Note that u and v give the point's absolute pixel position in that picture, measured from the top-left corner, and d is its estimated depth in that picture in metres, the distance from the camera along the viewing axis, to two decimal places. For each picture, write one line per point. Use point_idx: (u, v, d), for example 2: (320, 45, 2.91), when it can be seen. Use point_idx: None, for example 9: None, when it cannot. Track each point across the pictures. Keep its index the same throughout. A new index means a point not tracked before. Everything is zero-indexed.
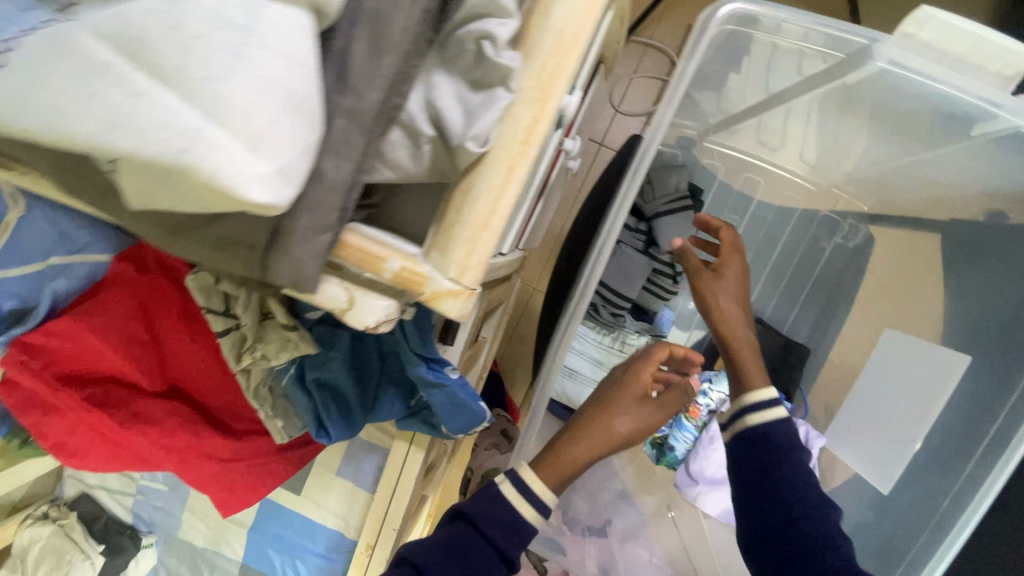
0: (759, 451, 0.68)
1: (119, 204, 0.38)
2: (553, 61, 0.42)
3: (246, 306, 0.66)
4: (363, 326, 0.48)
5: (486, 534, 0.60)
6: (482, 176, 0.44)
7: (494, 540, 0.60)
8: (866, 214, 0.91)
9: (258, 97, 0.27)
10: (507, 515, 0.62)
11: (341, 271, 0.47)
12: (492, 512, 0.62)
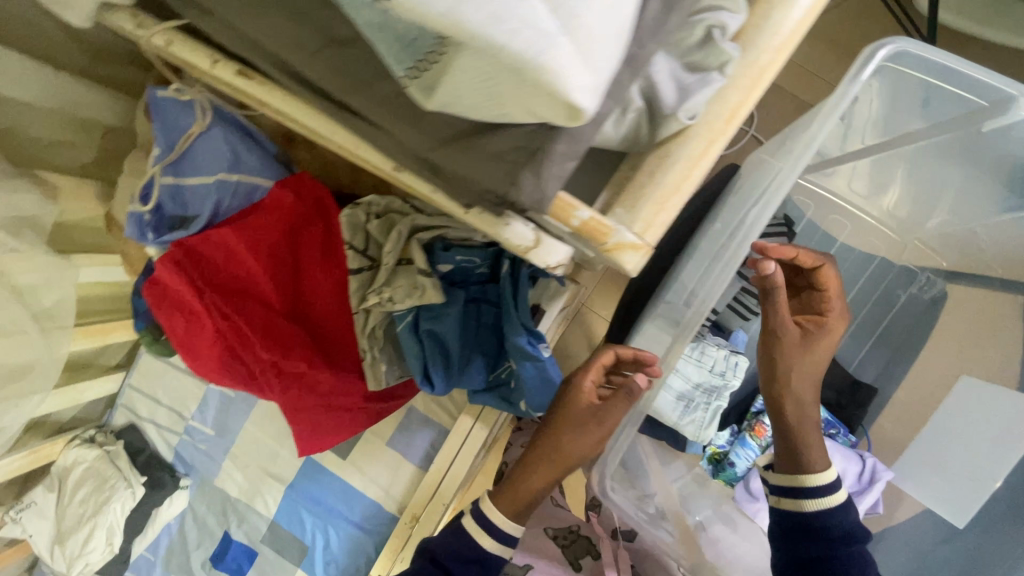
0: (808, 537, 0.72)
1: (389, 111, 0.43)
2: (765, 57, 0.48)
3: (390, 247, 0.71)
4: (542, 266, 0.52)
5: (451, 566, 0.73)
6: (683, 145, 0.49)
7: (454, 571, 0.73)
8: (944, 270, 0.96)
9: (607, 21, 0.33)
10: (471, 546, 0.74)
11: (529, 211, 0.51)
12: (455, 547, 0.74)
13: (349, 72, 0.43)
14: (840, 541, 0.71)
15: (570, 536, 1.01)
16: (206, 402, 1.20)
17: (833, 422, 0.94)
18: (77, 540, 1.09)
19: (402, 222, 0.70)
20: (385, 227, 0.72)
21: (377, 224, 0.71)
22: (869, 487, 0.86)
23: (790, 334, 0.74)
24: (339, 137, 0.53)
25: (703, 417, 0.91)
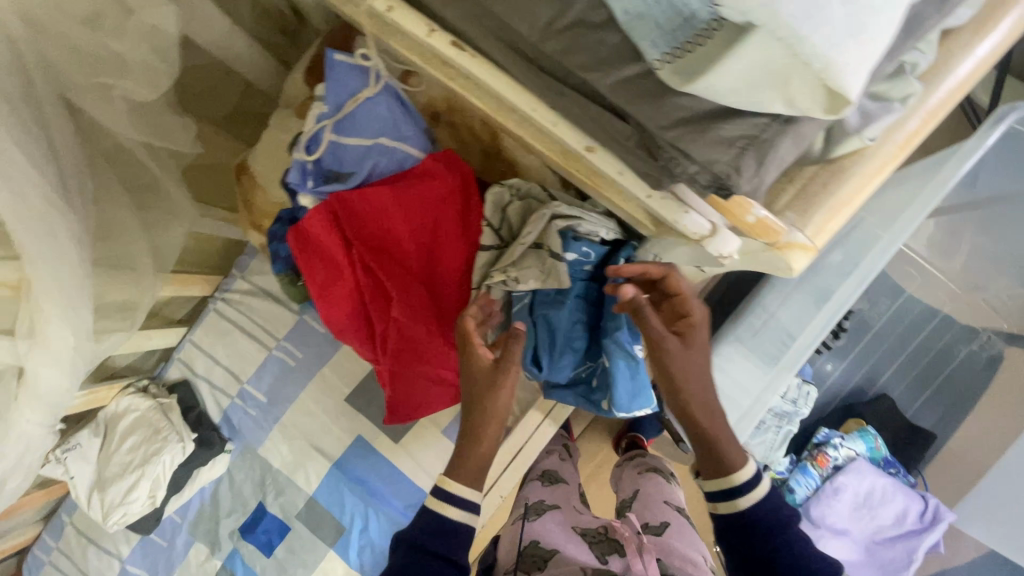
0: (751, 535, 0.64)
1: (628, 90, 0.47)
2: (942, 98, 0.54)
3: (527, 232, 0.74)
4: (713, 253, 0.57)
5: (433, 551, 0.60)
6: (860, 163, 0.54)
7: (436, 550, 0.61)
8: (1003, 332, 1.01)
9: (885, 35, 0.38)
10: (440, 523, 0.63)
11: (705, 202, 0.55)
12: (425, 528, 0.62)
13: (593, 53, 0.48)
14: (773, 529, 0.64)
15: (597, 537, 0.82)
16: (263, 368, 1.20)
17: (893, 461, 0.97)
18: (118, 488, 1.07)
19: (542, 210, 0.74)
20: (525, 213, 0.76)
21: (521, 209, 0.75)
22: (932, 526, 0.89)
23: (671, 346, 0.65)
24: (538, 113, 0.57)
25: (773, 440, 0.94)
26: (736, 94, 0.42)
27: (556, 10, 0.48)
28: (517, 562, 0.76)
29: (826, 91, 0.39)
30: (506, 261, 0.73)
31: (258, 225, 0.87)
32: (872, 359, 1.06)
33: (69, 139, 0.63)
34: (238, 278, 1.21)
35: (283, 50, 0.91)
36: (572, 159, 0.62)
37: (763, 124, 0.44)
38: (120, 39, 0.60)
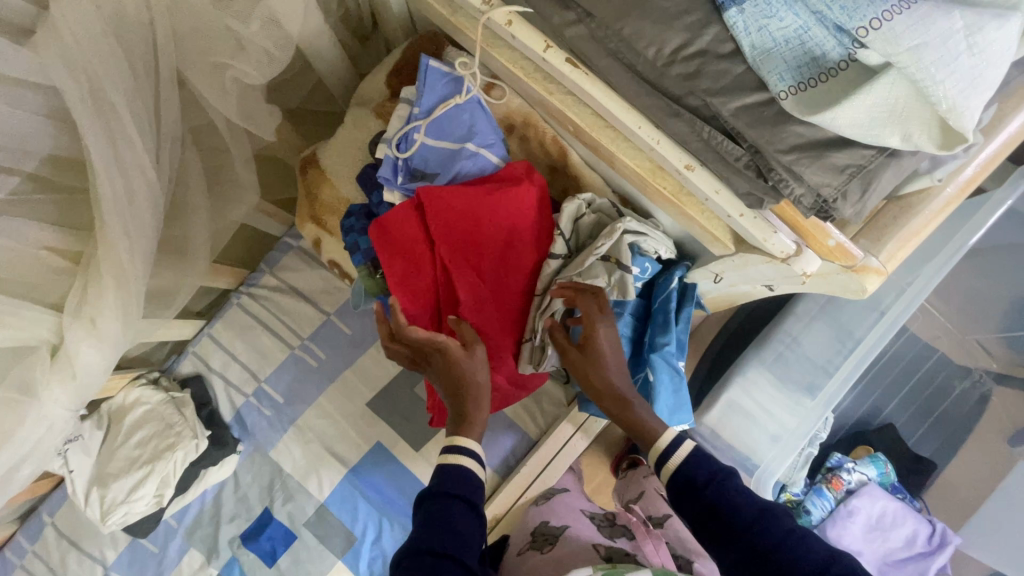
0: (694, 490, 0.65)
1: (748, 116, 0.52)
2: (995, 150, 0.61)
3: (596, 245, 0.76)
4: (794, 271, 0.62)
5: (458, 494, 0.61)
6: (930, 200, 0.61)
7: (465, 498, 0.61)
8: (994, 372, 1.10)
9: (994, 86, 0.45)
10: (462, 474, 0.63)
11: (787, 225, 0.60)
12: (453, 477, 0.63)
13: (718, 79, 0.53)
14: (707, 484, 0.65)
15: (605, 521, 0.87)
16: (283, 367, 1.17)
17: (900, 487, 1.04)
18: (122, 486, 1.02)
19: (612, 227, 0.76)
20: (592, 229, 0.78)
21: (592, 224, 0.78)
22: (940, 548, 0.95)
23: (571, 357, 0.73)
24: (643, 131, 0.61)
25: (796, 461, 0.99)
26: (857, 127, 0.47)
27: (686, 38, 0.54)
28: (533, 539, 0.82)
29: (942, 129, 0.45)
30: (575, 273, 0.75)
31: (318, 218, 0.87)
32: (877, 391, 1.14)
33: (174, 113, 0.63)
34: (265, 272, 1.19)
35: (355, 52, 0.94)
36: (661, 176, 0.67)
37: (872, 156, 0.50)
38: (244, 22, 0.61)
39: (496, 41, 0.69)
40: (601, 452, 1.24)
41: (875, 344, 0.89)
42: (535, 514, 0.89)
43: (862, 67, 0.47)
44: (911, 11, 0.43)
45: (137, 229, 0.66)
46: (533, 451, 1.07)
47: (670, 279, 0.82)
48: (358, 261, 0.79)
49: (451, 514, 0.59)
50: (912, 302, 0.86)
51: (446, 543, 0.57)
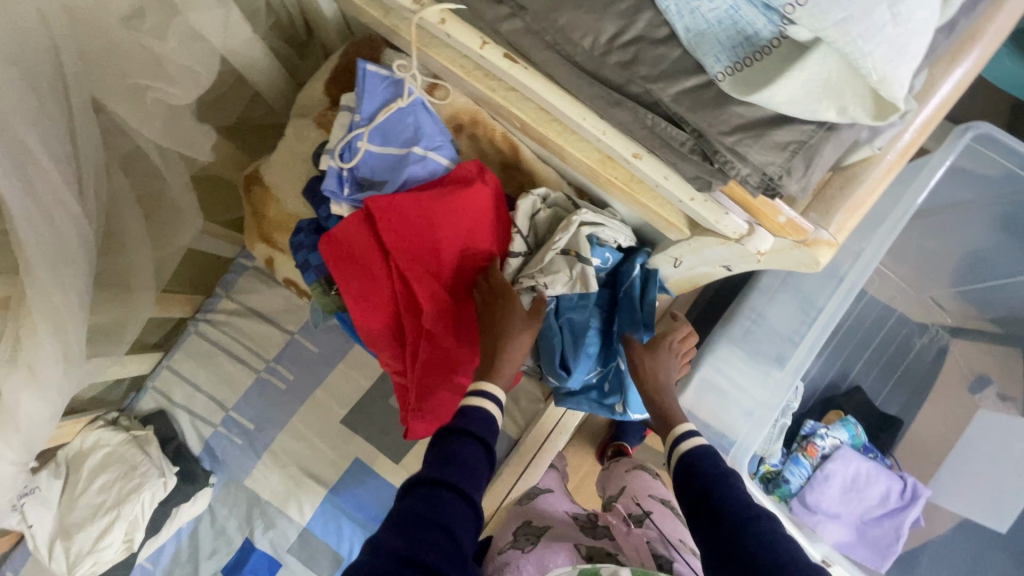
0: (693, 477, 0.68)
1: (689, 100, 0.52)
2: (928, 115, 0.63)
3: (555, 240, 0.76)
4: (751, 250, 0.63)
5: (474, 433, 0.64)
6: (873, 169, 0.62)
7: (477, 436, 0.64)
8: (949, 326, 1.14)
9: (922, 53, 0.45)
10: (480, 413, 0.67)
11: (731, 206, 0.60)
12: (470, 416, 0.66)
13: (656, 65, 0.53)
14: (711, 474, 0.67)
15: (589, 521, 0.87)
16: (251, 392, 1.13)
17: (871, 447, 1.07)
18: (88, 535, 0.97)
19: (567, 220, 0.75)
20: (549, 223, 0.78)
21: (549, 219, 0.78)
22: (912, 502, 0.98)
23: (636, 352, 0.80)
24: (589, 122, 0.61)
25: (771, 433, 1.01)
26: (794, 103, 0.47)
27: (621, 25, 0.53)
28: (514, 538, 0.81)
29: (875, 100, 0.46)
30: (535, 270, 0.76)
31: (268, 237, 0.84)
32: (843, 355, 1.17)
33: (93, 140, 0.59)
34: (222, 296, 1.15)
35: (292, 62, 0.91)
36: (611, 165, 0.66)
37: (812, 131, 0.50)
38: (161, 39, 0.58)
39: (433, 41, 0.68)
40: (584, 443, 1.25)
41: (836, 310, 0.89)
42: (517, 515, 0.89)
43: (794, 44, 0.47)
44: None
45: (66, 267, 0.61)
46: (514, 452, 1.06)
47: (632, 265, 0.81)
48: (310, 278, 0.76)
49: (463, 449, 0.62)
50: (868, 266, 0.87)
51: (457, 476, 0.59)
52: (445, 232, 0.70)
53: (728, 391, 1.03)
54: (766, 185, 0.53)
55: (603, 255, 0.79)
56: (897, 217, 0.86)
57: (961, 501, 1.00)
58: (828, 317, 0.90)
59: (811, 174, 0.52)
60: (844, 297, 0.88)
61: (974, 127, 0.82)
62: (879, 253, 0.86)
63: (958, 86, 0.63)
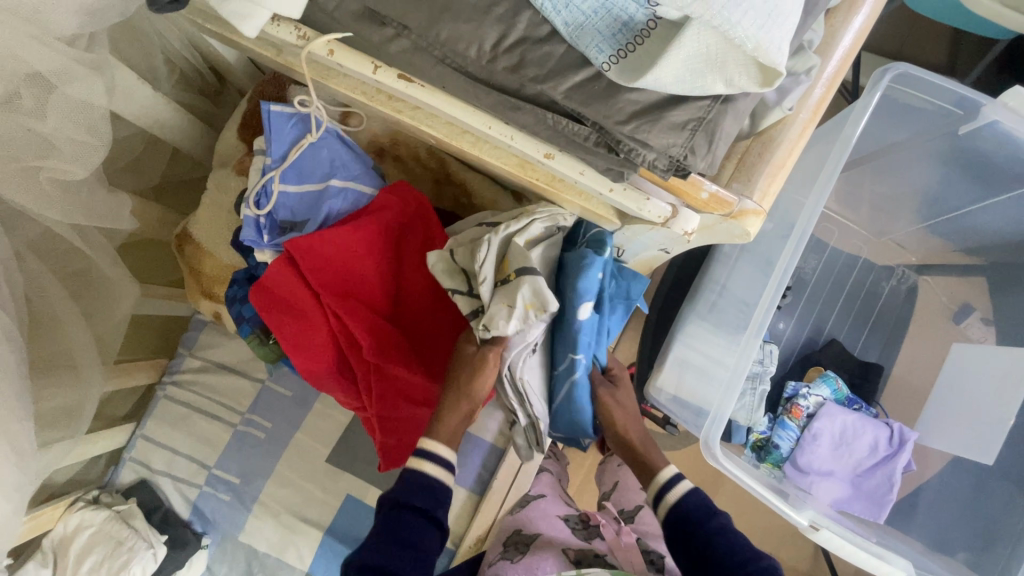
0: (690, 528, 0.71)
1: (582, 94, 0.51)
2: (833, 69, 0.62)
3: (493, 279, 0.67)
4: (681, 231, 0.62)
5: (419, 509, 0.62)
6: (789, 129, 0.61)
7: (420, 508, 0.62)
8: (914, 265, 1.14)
9: (796, 12, 0.44)
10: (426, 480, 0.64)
11: (646, 194, 0.60)
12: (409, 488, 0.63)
13: (543, 64, 0.51)
14: (703, 519, 0.71)
15: (581, 521, 0.87)
16: (230, 447, 1.11)
17: (856, 398, 1.06)
18: None
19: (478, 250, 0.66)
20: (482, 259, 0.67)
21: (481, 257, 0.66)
22: (901, 447, 0.97)
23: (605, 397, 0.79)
24: (494, 130, 0.61)
25: (752, 401, 1.00)
26: (680, 82, 0.46)
27: (503, 30, 0.51)
28: (504, 548, 0.83)
29: (759, 67, 0.45)
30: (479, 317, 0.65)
31: (209, 292, 0.83)
32: (815, 310, 1.16)
33: None
34: (185, 355, 1.13)
35: (206, 114, 0.89)
36: (530, 167, 0.65)
37: (708, 106, 0.49)
38: (42, 117, 0.56)
39: (330, 71, 0.66)
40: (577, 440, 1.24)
41: (791, 262, 0.81)
42: (508, 525, 0.89)
43: (672, 23, 0.46)
44: None
45: None
46: (502, 463, 1.04)
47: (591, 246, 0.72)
48: (245, 331, 0.75)
49: (404, 527, 0.61)
50: (812, 215, 0.81)
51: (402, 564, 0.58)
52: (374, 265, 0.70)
53: (697, 365, 0.99)
54: (674, 167, 0.53)
55: (582, 268, 0.69)
56: (834, 158, 0.82)
57: (947, 440, 0.96)
58: (780, 268, 0.83)
59: (716, 148, 0.52)
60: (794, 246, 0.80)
61: (895, 67, 0.81)
62: (819, 197, 0.81)
63: (856, 36, 0.63)
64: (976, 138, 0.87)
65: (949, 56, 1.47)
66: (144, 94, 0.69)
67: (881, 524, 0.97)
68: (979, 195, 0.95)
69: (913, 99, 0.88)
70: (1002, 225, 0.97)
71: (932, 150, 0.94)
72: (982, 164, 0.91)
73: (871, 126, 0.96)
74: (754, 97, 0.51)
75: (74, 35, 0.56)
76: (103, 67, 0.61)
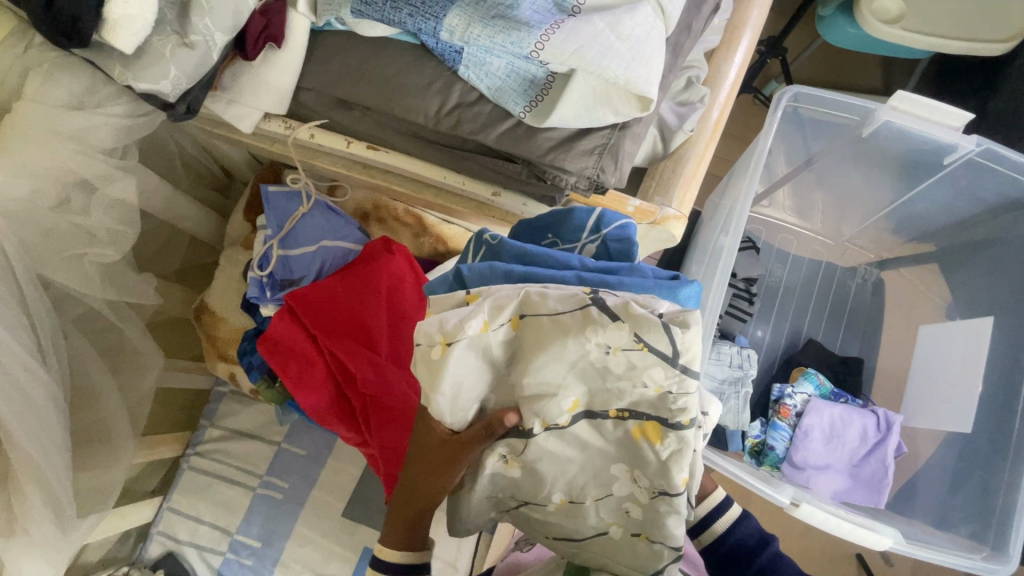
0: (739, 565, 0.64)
1: (509, 138, 0.63)
2: (723, 95, 0.75)
3: (566, 405, 0.47)
4: None
5: None
6: (695, 144, 0.72)
7: None
8: (874, 262, 1.21)
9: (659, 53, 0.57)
10: None
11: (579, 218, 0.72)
12: None
13: (475, 121, 0.64)
14: (757, 549, 0.64)
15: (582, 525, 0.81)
16: (251, 512, 1.15)
17: (841, 392, 1.10)
18: None
19: (621, 306, 0.45)
20: (589, 352, 0.45)
21: (626, 335, 0.44)
22: (889, 431, 1.00)
23: None
24: (449, 179, 0.73)
25: (737, 404, 1.03)
26: (581, 118, 0.59)
27: (442, 99, 0.64)
28: (516, 542, 0.85)
29: (636, 97, 0.57)
30: (672, 389, 0.44)
31: (224, 354, 0.93)
32: (790, 315, 1.21)
33: (44, 309, 0.70)
34: (207, 426, 1.21)
35: (216, 203, 1.04)
36: (487, 208, 0.77)
37: (608, 133, 0.61)
38: (86, 215, 0.70)
39: (314, 152, 0.81)
40: None
41: (731, 253, 0.90)
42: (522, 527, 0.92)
43: (567, 75, 0.59)
44: (571, 26, 0.55)
45: (44, 426, 0.70)
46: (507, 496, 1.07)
47: (649, 267, 0.55)
48: (255, 378, 0.85)
49: None
50: (742, 215, 0.91)
51: None
52: (364, 303, 0.79)
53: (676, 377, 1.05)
54: (592, 186, 0.64)
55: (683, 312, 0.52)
56: (754, 164, 0.93)
57: (936, 417, 0.99)
58: (719, 265, 0.92)
59: (622, 168, 0.63)
60: (730, 242, 0.90)
61: (793, 88, 0.94)
62: (744, 201, 0.91)
63: (737, 69, 0.77)
64: (884, 137, 0.98)
65: (885, 79, 1.62)
66: (166, 191, 0.84)
67: (882, 508, 0.99)
68: (908, 187, 1.06)
69: (819, 114, 1.01)
70: (936, 210, 1.06)
71: (854, 154, 1.05)
72: (898, 158, 1.02)
73: (795, 141, 1.08)
74: (645, 123, 0.63)
75: (110, 149, 0.72)
76: (133, 170, 0.76)
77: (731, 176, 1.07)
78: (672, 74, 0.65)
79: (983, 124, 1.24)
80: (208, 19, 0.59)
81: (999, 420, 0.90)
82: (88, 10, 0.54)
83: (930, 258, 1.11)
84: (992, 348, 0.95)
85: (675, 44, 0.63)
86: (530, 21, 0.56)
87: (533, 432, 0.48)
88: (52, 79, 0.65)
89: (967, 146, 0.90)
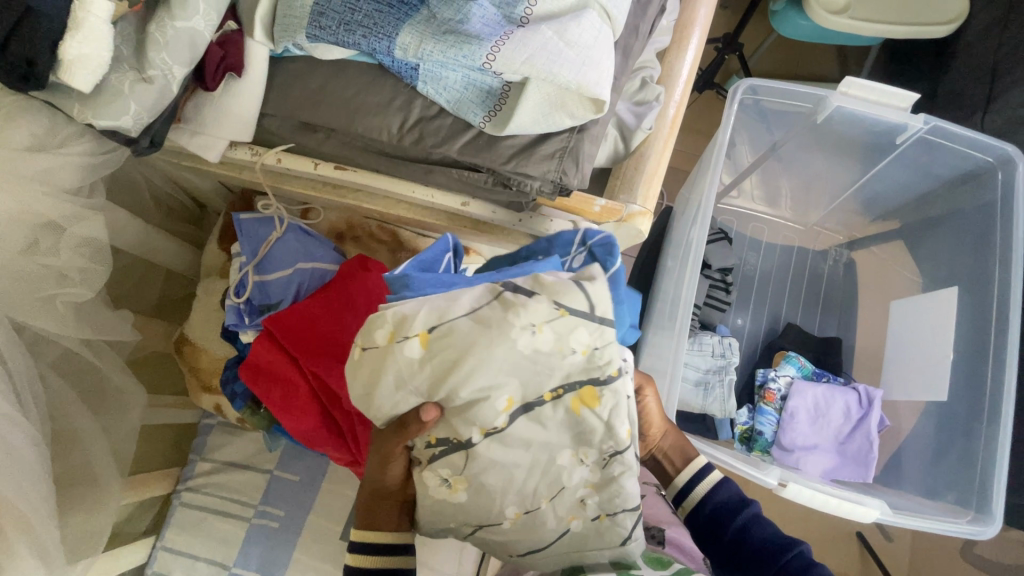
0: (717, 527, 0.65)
1: (471, 149, 0.65)
2: (678, 92, 0.78)
3: (502, 405, 0.48)
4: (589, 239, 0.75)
5: None
6: (655, 139, 0.74)
7: None
8: (844, 243, 1.24)
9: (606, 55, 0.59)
10: None
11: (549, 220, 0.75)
12: None
13: (437, 134, 0.65)
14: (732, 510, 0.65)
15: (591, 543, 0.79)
16: (247, 544, 1.13)
17: (823, 372, 1.12)
18: None
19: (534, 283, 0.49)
20: (520, 339, 0.47)
21: (547, 306, 0.48)
22: (871, 406, 1.02)
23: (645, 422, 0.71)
24: (418, 192, 0.74)
25: (722, 392, 1.05)
26: (538, 123, 0.60)
27: (403, 116, 0.66)
28: None
29: (589, 100, 0.59)
30: (596, 345, 0.48)
31: (208, 386, 0.92)
32: (767, 301, 1.24)
33: (17, 352, 0.69)
34: (196, 461, 1.19)
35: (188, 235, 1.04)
36: (459, 218, 0.79)
37: (567, 137, 0.63)
38: (55, 255, 0.70)
39: (283, 177, 0.81)
40: None
41: (700, 244, 0.92)
42: None
43: (521, 84, 0.61)
44: (519, 36, 0.57)
45: (26, 471, 0.68)
46: None
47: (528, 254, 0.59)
48: (239, 406, 0.85)
49: None
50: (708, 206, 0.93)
51: None
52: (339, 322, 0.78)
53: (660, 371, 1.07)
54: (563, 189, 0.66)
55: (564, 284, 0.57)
56: (715, 156, 0.95)
57: (914, 388, 1.02)
58: (692, 255, 0.94)
59: (584, 169, 0.65)
60: (698, 233, 0.92)
61: (748, 81, 0.97)
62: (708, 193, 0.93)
63: (690, 66, 0.80)
64: (838, 121, 1.01)
65: (840, 67, 1.67)
66: (136, 226, 0.84)
67: (869, 481, 1.02)
68: (864, 168, 1.10)
69: (774, 104, 1.03)
70: (896, 188, 1.10)
71: (812, 140, 1.08)
72: (853, 141, 1.05)
73: (755, 131, 1.11)
74: (602, 124, 0.65)
75: (76, 187, 0.72)
76: (101, 208, 0.76)
77: (697, 171, 1.10)
78: (625, 75, 0.67)
79: (936, 103, 1.29)
80: (165, 53, 0.60)
81: (971, 385, 0.93)
82: (43, 54, 0.54)
83: (895, 235, 1.15)
84: (960, 316, 0.97)
85: (625, 47, 0.65)
86: (480, 34, 0.58)
87: (472, 442, 0.50)
88: (12, 123, 0.65)
89: (915, 124, 0.94)
